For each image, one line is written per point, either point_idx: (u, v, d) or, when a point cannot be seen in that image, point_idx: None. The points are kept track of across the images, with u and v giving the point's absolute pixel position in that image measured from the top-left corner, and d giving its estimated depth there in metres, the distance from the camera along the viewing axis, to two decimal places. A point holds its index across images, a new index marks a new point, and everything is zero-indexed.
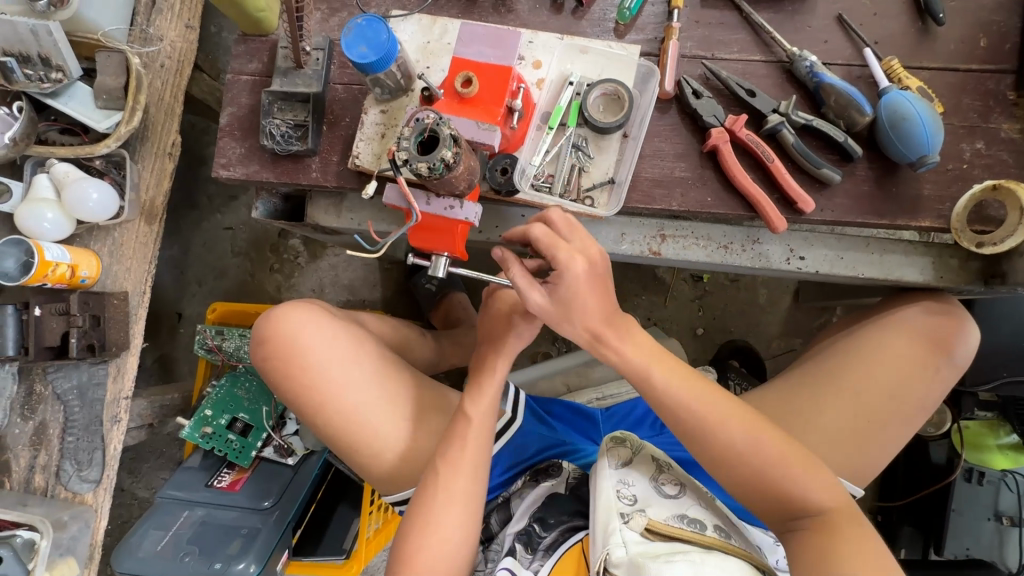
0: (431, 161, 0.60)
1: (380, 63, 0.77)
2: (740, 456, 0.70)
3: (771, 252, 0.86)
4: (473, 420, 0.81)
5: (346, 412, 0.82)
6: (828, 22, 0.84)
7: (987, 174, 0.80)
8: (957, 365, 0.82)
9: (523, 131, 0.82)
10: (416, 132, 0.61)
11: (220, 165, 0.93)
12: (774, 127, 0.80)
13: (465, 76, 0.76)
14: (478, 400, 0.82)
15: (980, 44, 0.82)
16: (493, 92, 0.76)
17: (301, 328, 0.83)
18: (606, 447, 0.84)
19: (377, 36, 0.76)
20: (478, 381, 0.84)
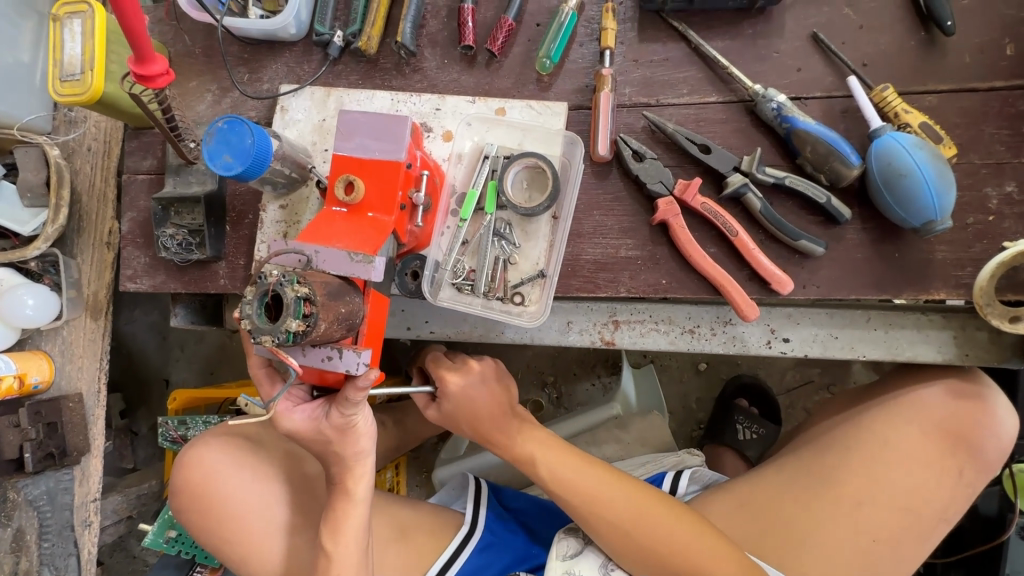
0: (277, 331, 0.44)
1: (253, 169, 0.64)
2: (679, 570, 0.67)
3: (748, 335, 0.71)
4: (340, 561, 0.65)
5: (261, 553, 0.74)
6: (801, 44, 0.67)
7: (1021, 225, 0.62)
8: (986, 460, 0.67)
9: (430, 227, 0.67)
10: (259, 293, 0.45)
11: (127, 278, 0.85)
12: (737, 190, 0.65)
13: (344, 180, 0.59)
14: (337, 533, 0.64)
15: (1005, 53, 0.63)
16: (382, 196, 0.59)
17: (215, 470, 0.76)
18: (555, 541, 0.78)
19: (241, 142, 0.63)
20: (334, 506, 0.65)
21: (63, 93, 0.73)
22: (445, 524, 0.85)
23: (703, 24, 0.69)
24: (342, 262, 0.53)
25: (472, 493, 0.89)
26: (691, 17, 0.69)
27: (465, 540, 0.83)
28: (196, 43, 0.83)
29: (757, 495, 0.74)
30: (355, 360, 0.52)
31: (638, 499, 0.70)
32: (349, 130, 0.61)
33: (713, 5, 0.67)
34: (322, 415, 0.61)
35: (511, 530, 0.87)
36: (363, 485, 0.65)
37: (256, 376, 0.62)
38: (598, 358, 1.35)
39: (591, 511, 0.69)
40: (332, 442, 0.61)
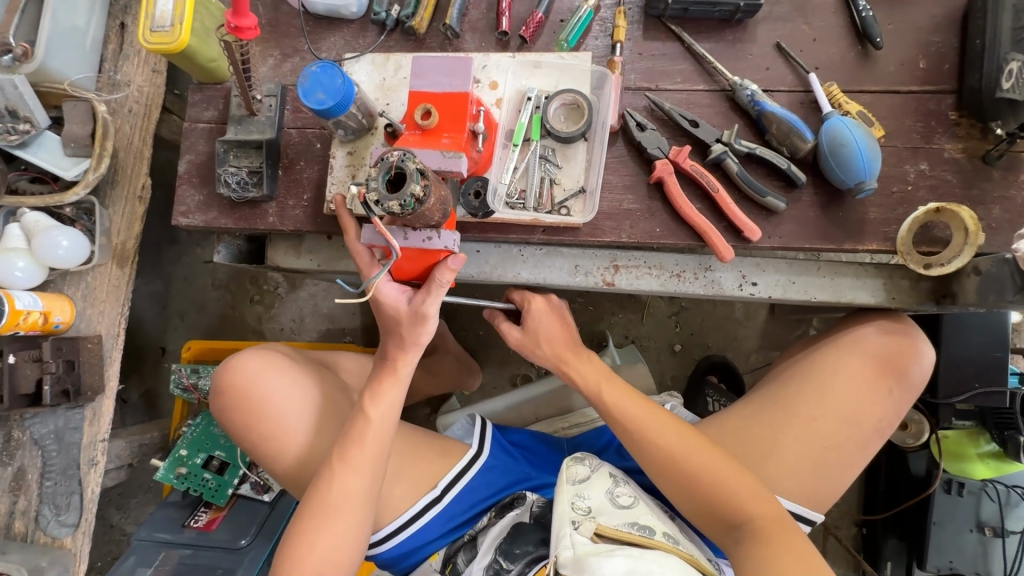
0: (402, 198, 0.59)
1: (339, 107, 0.77)
2: (682, 469, 0.80)
3: (723, 280, 0.86)
4: (374, 423, 0.75)
5: (296, 452, 0.82)
6: (768, 50, 0.85)
7: (931, 195, 0.80)
8: (912, 383, 0.83)
9: (490, 150, 0.81)
10: (383, 171, 0.61)
11: (180, 213, 0.94)
12: (718, 156, 0.81)
13: (423, 108, 0.75)
14: (378, 399, 0.76)
15: (920, 65, 0.82)
16: (453, 121, 0.75)
17: (259, 374, 0.84)
18: (567, 467, 0.90)
19: (332, 82, 0.76)
20: (380, 378, 0.77)
21: (152, 41, 0.84)
22: (453, 448, 0.95)
23: (694, 29, 0.87)
24: (437, 161, 0.70)
25: (478, 428, 0.99)
26: (685, 23, 0.87)
27: (473, 460, 0.93)
28: (263, 15, 0.96)
29: (735, 422, 0.88)
30: (449, 239, 0.66)
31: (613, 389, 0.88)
32: (422, 73, 0.78)
33: (703, 14, 0.85)
34: (405, 298, 0.74)
35: (513, 458, 0.97)
36: (409, 369, 0.78)
37: (355, 251, 0.75)
38: (584, 335, 1.51)
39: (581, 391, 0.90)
40: (403, 323, 0.74)
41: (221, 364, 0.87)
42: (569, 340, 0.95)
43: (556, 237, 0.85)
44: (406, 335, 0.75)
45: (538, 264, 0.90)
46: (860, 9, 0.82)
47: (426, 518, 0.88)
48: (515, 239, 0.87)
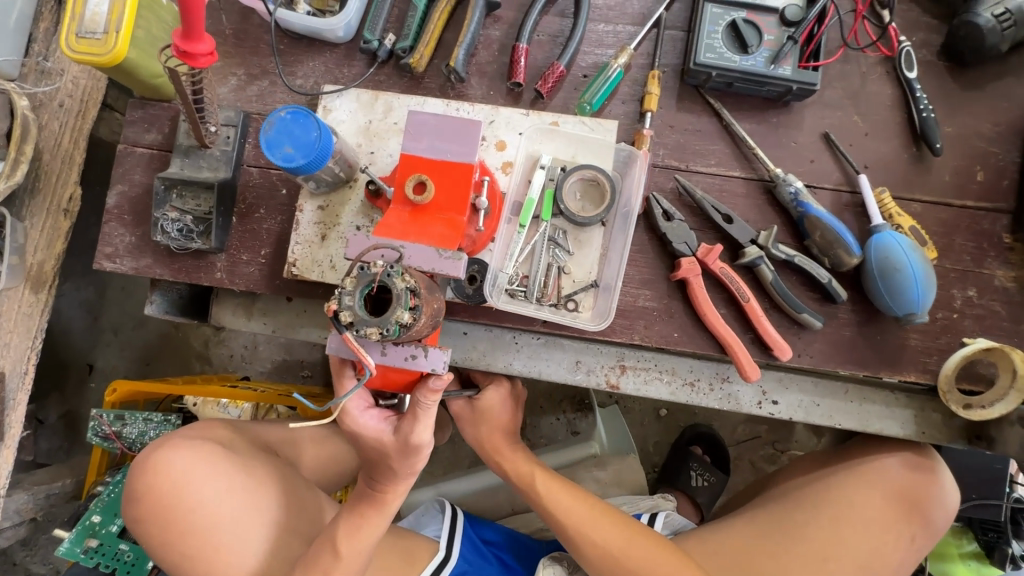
0: (384, 325, 0.46)
1: (312, 164, 0.61)
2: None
3: (741, 393, 0.76)
4: (345, 563, 0.63)
5: (237, 571, 0.68)
6: (814, 139, 0.75)
7: (978, 326, 0.72)
8: (934, 525, 0.76)
9: (491, 229, 0.68)
10: (362, 285, 0.47)
11: (105, 255, 0.78)
12: (753, 261, 0.70)
13: (416, 179, 0.61)
14: (355, 536, 0.64)
15: (977, 177, 0.74)
16: (452, 198, 0.61)
17: (191, 475, 0.68)
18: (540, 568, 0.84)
19: (305, 134, 0.60)
20: (359, 512, 0.65)
21: (76, 49, 0.67)
22: (420, 549, 0.85)
23: (734, 105, 0.76)
24: (429, 259, 0.56)
25: (448, 519, 0.89)
26: (724, 96, 0.76)
27: (442, 565, 0.84)
28: (228, 25, 0.80)
29: (735, 549, 0.78)
30: (438, 361, 0.54)
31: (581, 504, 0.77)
32: (418, 131, 0.63)
33: (748, 91, 0.74)
34: (389, 427, 0.61)
35: (487, 560, 0.88)
36: (397, 499, 0.65)
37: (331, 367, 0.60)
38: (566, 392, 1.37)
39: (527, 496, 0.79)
40: (391, 455, 0.61)
41: (138, 456, 0.70)
42: (509, 427, 0.83)
43: (558, 330, 0.74)
44: (394, 468, 0.62)
45: (534, 355, 0.78)
46: (920, 108, 0.73)
47: None
48: (511, 327, 0.75)
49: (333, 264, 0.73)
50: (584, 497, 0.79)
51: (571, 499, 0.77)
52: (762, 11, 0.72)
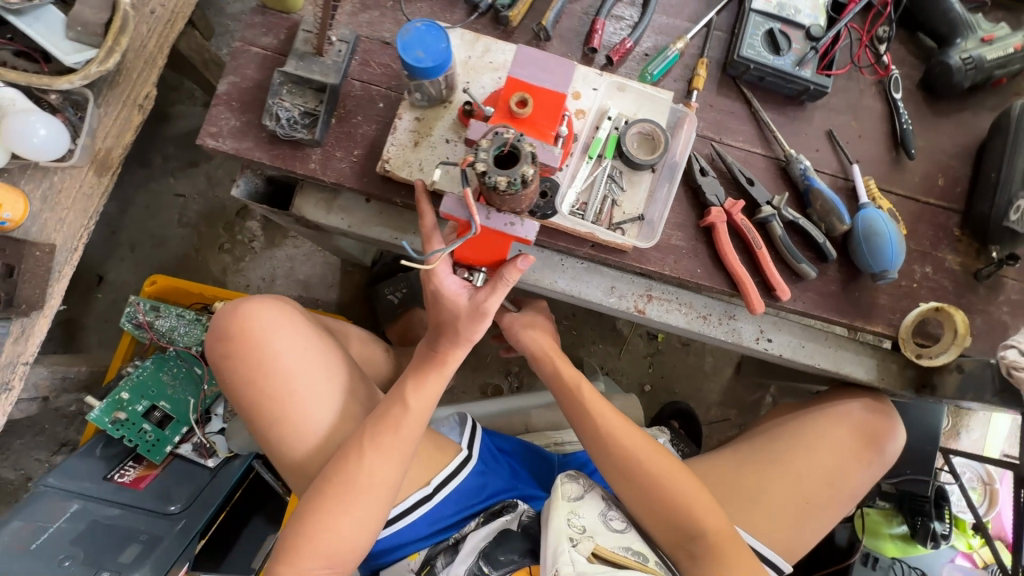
0: (511, 176, 0.58)
1: (434, 69, 0.75)
2: (648, 482, 0.84)
3: (743, 330, 0.92)
4: (412, 413, 0.75)
5: (306, 422, 0.78)
6: (820, 134, 0.94)
7: (931, 295, 0.90)
8: (886, 457, 0.92)
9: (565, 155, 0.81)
10: (495, 145, 0.60)
11: (209, 134, 0.86)
12: (767, 217, 0.86)
13: (520, 97, 0.75)
14: (420, 391, 0.76)
15: (938, 182, 0.94)
16: (547, 117, 0.75)
17: (276, 329, 0.80)
18: (561, 482, 0.88)
19: (435, 44, 0.74)
20: (422, 367, 0.78)
21: None
22: (444, 448, 0.92)
23: (762, 97, 0.94)
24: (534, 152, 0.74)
25: (468, 430, 0.96)
26: (755, 89, 0.94)
27: (464, 462, 0.92)
28: None
29: (719, 466, 0.93)
30: (532, 228, 0.66)
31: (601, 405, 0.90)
32: (524, 62, 0.78)
33: (775, 86, 0.92)
34: (466, 293, 0.73)
35: (501, 468, 0.96)
36: (453, 364, 0.78)
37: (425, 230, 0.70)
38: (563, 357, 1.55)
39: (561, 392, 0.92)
40: (461, 317, 0.73)
41: (227, 309, 0.81)
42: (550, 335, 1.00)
43: (602, 255, 0.87)
44: (460, 330, 0.74)
45: (577, 277, 0.91)
46: (902, 121, 0.93)
47: (415, 514, 0.86)
48: (562, 247, 0.88)
49: (421, 167, 0.85)
50: (606, 405, 0.91)
51: (595, 401, 0.90)
52: (793, 26, 0.91)
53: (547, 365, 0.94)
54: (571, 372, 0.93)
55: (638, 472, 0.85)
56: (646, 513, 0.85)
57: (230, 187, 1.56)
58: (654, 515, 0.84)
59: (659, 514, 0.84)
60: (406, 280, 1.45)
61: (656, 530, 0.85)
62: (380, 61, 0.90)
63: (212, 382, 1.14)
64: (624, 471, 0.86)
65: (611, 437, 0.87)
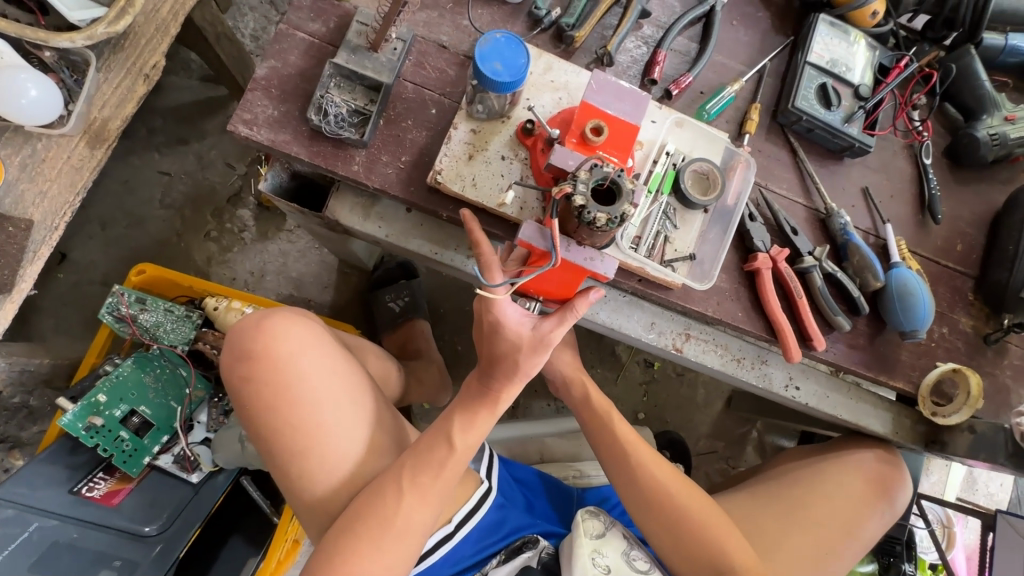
0: (611, 213, 0.56)
1: (509, 84, 0.74)
2: (681, 521, 0.82)
3: (773, 376, 0.92)
4: (457, 455, 0.71)
5: (332, 453, 0.73)
6: (856, 189, 0.96)
7: (947, 355, 0.94)
8: (895, 506, 0.95)
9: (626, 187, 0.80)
10: (596, 178, 0.57)
11: (242, 120, 0.78)
12: (808, 267, 0.88)
13: (595, 124, 0.73)
14: (468, 432, 0.72)
15: (957, 247, 0.98)
16: (620, 147, 0.73)
17: (303, 351, 0.75)
18: (582, 518, 0.85)
19: (514, 59, 0.74)
20: (474, 408, 0.73)
21: None
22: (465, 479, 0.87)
23: (806, 147, 0.95)
24: None
25: (486, 459, 0.92)
26: (800, 139, 0.95)
27: (485, 497, 0.86)
28: None
29: (741, 510, 0.93)
30: (612, 265, 0.63)
31: (630, 434, 0.89)
32: (599, 89, 0.75)
33: (820, 140, 0.94)
34: (529, 323, 0.69)
35: (518, 500, 0.92)
36: (505, 405, 0.73)
37: (488, 258, 0.64)
38: None
39: (594, 421, 0.92)
40: (523, 349, 0.68)
41: (250, 325, 0.76)
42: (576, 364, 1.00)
43: (649, 290, 0.85)
44: (521, 365, 0.69)
45: (618, 310, 0.89)
46: (931, 186, 0.97)
47: (435, 555, 0.80)
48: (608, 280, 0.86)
49: (474, 183, 0.80)
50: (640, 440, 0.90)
51: (628, 435, 0.89)
52: (843, 83, 0.94)
53: (579, 390, 0.96)
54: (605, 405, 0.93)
55: (670, 509, 0.83)
56: (676, 553, 0.82)
57: (222, 171, 1.44)
58: (683, 553, 0.82)
59: (690, 553, 0.81)
60: (408, 289, 1.38)
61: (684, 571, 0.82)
62: (435, 65, 0.85)
63: (196, 386, 1.04)
64: (654, 506, 0.84)
65: (643, 471, 0.86)
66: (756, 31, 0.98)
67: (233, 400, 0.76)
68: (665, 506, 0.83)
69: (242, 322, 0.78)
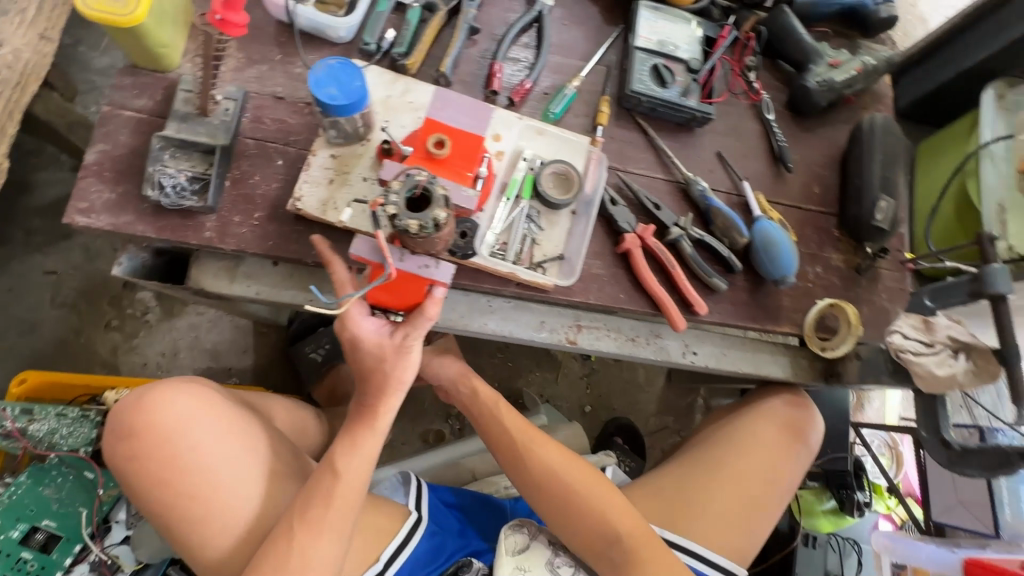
0: (423, 220, 0.58)
1: (348, 108, 0.74)
2: (575, 503, 0.85)
3: (670, 347, 0.95)
4: (343, 481, 0.72)
5: (234, 509, 0.72)
6: (711, 156, 1.01)
7: (825, 292, 0.99)
8: (811, 446, 1.00)
9: (484, 198, 0.82)
10: (407, 188, 0.59)
11: (78, 210, 0.76)
12: (676, 238, 0.91)
13: (437, 138, 0.75)
14: (351, 455, 0.74)
15: (815, 190, 1.04)
16: (464, 160, 0.76)
17: (192, 418, 0.72)
18: (505, 536, 0.88)
19: (349, 82, 0.74)
20: (354, 430, 0.75)
21: (93, 7, 0.70)
22: (392, 515, 0.87)
23: (656, 126, 1.00)
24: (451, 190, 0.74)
25: (412, 489, 0.93)
26: (649, 119, 0.99)
27: (415, 526, 0.87)
28: None
29: (652, 479, 0.98)
30: (446, 272, 0.68)
31: (522, 430, 0.91)
32: (444, 105, 0.80)
33: (666, 115, 0.98)
34: (387, 332, 0.73)
35: (452, 525, 0.93)
36: (385, 418, 0.76)
37: (338, 277, 0.71)
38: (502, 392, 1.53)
39: (488, 423, 0.94)
40: (388, 357, 0.72)
41: (128, 399, 0.73)
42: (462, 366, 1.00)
43: (528, 293, 0.87)
44: (388, 374, 0.73)
45: (506, 316, 0.90)
46: (778, 139, 1.03)
47: None
48: (487, 289, 0.87)
49: (337, 207, 0.81)
50: (533, 431, 0.92)
51: (519, 429, 0.92)
52: (674, 60, 0.98)
53: (466, 387, 0.98)
54: (487, 405, 0.96)
55: (561, 493, 0.86)
56: (571, 534, 0.86)
57: (113, 258, 1.39)
58: (578, 532, 0.85)
59: (585, 532, 0.85)
60: (327, 336, 1.34)
61: (579, 549, 0.86)
62: (274, 117, 0.85)
63: (107, 485, 0.98)
64: (548, 496, 0.87)
65: (533, 462, 0.89)
66: (589, 26, 1.02)
67: (123, 482, 0.72)
68: (557, 492, 0.86)
69: (123, 396, 0.74)
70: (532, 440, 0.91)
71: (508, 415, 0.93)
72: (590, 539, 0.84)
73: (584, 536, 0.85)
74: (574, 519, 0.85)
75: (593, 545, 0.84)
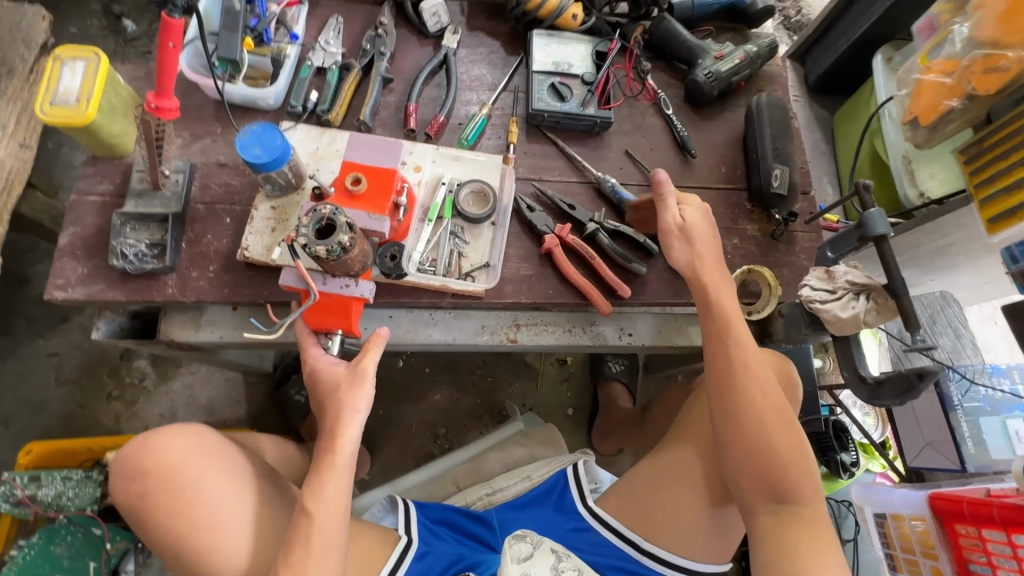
0: (328, 244, 0.70)
1: (273, 162, 0.85)
2: (744, 386, 0.85)
3: (605, 332, 1.04)
4: (317, 520, 0.75)
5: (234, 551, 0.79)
6: (620, 155, 1.11)
7: (744, 261, 1.07)
8: None
9: (407, 222, 0.92)
10: (313, 220, 0.71)
11: (56, 286, 0.87)
12: (592, 232, 1.00)
13: (353, 176, 0.85)
14: (320, 496, 0.76)
15: (722, 169, 1.13)
16: (379, 191, 0.86)
17: (191, 459, 0.82)
18: (510, 545, 0.92)
19: (271, 141, 0.85)
20: (319, 469, 0.77)
21: (51, 113, 0.83)
22: (383, 541, 0.94)
23: (564, 137, 1.10)
24: (365, 220, 0.85)
25: (401, 512, 0.99)
26: (557, 132, 1.10)
27: (405, 551, 0.93)
28: None
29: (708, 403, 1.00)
30: (365, 287, 0.82)
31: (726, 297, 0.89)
32: (357, 148, 0.90)
33: (570, 125, 1.09)
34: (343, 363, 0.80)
35: (442, 541, 0.98)
36: (345, 445, 0.77)
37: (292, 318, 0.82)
38: (486, 406, 1.59)
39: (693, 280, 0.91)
40: (342, 384, 0.78)
41: (136, 441, 0.83)
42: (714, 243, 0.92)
43: (463, 302, 0.96)
44: (343, 399, 0.77)
45: (448, 326, 1.00)
46: (678, 130, 1.13)
47: None
48: (425, 304, 0.96)
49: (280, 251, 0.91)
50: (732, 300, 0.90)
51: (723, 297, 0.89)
52: (570, 76, 1.10)
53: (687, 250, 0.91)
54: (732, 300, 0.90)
55: (735, 373, 0.85)
56: (732, 417, 0.84)
57: None
58: (736, 411, 0.84)
59: (742, 418, 0.83)
60: None
61: (722, 434, 0.85)
62: (220, 181, 0.97)
63: (115, 539, 1.08)
64: (730, 370, 0.86)
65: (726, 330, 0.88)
66: (492, 59, 1.14)
67: (138, 519, 0.82)
68: (732, 371, 0.86)
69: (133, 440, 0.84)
70: (727, 307, 0.89)
71: (718, 276, 0.90)
72: (746, 424, 0.83)
73: (741, 418, 0.83)
74: (739, 401, 0.84)
75: (744, 433, 0.83)
